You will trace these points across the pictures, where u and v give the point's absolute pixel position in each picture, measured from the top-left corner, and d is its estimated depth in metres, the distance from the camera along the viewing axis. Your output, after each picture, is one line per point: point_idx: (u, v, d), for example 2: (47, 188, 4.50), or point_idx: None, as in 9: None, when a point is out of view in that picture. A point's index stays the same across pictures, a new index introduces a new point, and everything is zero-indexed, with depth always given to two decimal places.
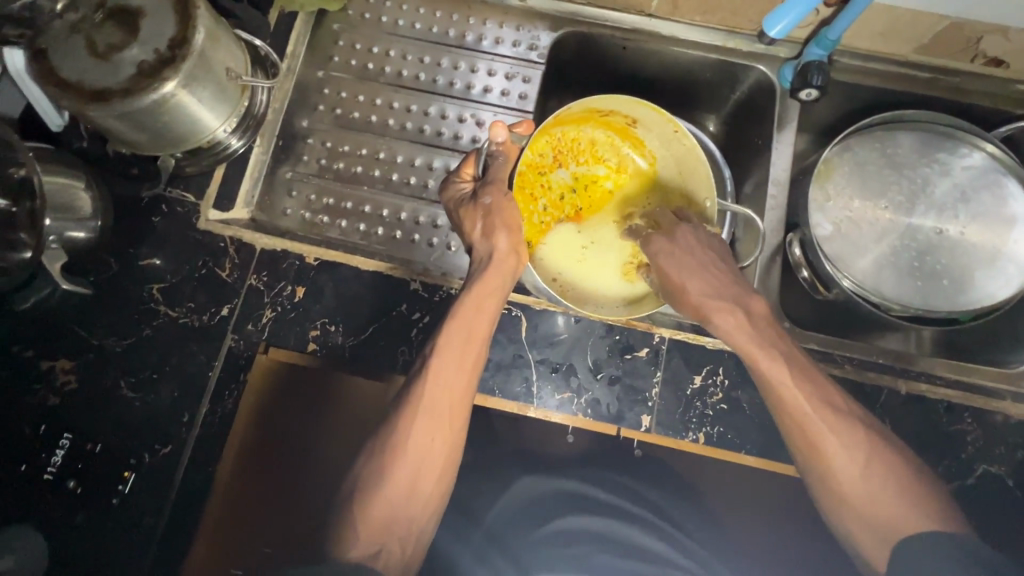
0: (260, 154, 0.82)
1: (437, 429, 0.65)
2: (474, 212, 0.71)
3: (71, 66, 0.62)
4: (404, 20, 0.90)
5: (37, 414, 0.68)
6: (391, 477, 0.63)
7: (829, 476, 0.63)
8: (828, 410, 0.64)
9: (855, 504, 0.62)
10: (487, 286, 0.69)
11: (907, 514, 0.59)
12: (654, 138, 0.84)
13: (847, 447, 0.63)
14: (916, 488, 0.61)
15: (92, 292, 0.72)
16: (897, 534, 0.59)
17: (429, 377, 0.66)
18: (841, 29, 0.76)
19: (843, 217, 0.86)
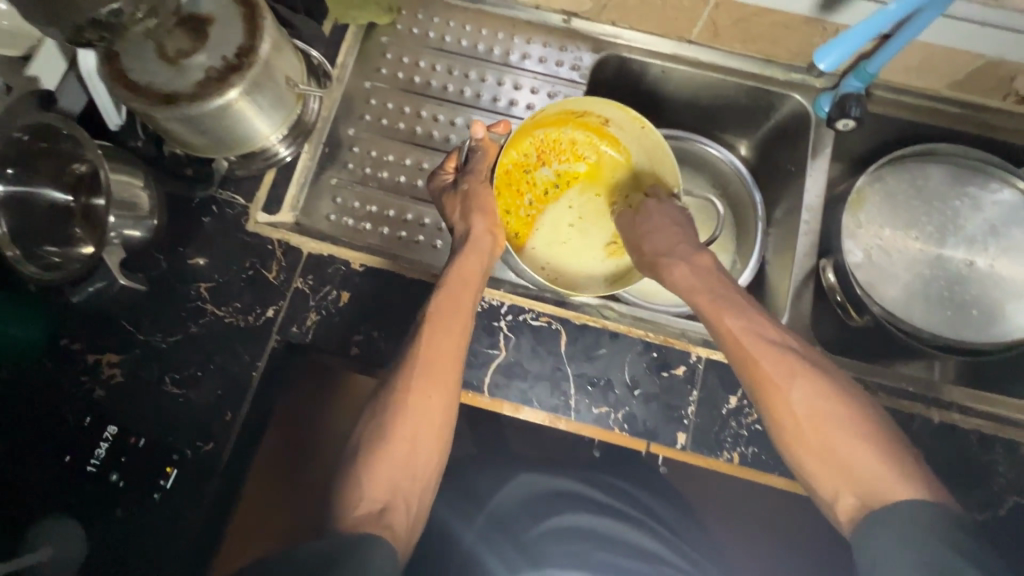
0: (306, 161, 0.84)
1: (433, 388, 0.67)
2: (455, 197, 0.78)
3: (141, 69, 0.64)
4: (450, 36, 0.92)
5: (84, 405, 0.70)
6: (395, 434, 0.65)
7: (783, 422, 0.64)
8: (773, 351, 0.66)
9: (830, 462, 0.60)
10: (472, 261, 0.73)
11: (860, 449, 0.59)
12: (628, 136, 0.86)
13: (798, 386, 0.64)
14: (869, 423, 0.61)
15: (147, 288, 0.73)
16: (876, 492, 0.57)
17: (422, 337, 0.69)
18: (881, 63, 0.78)
19: (874, 244, 0.88)
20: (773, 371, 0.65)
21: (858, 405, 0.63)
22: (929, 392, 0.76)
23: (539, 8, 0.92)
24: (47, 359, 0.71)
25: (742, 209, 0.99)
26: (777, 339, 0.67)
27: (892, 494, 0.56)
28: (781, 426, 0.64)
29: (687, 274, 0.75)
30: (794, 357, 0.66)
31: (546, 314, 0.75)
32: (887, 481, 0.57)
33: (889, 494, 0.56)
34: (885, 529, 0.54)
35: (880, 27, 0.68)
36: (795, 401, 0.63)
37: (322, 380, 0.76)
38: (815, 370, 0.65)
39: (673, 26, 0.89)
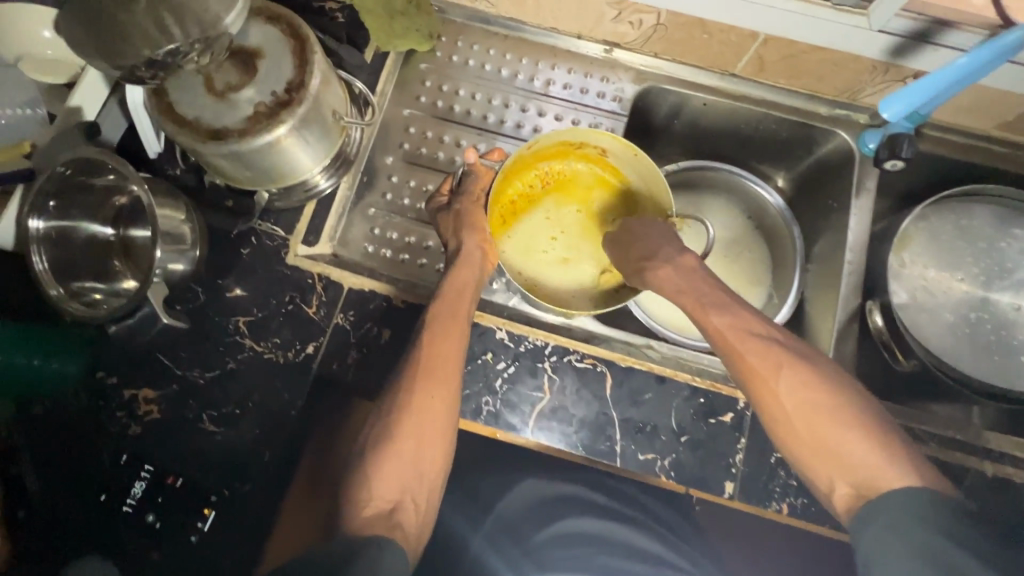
0: (345, 190, 0.83)
1: (436, 388, 0.66)
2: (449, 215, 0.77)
3: (190, 104, 0.63)
4: (490, 65, 0.91)
5: (121, 442, 0.68)
6: (402, 431, 0.64)
7: (776, 417, 0.64)
8: (762, 344, 0.67)
9: (823, 455, 0.60)
10: (469, 268, 0.73)
11: (850, 438, 0.59)
12: (626, 166, 0.84)
13: (788, 379, 0.64)
14: (863, 414, 0.61)
15: (187, 327, 0.72)
16: (870, 481, 0.56)
17: (425, 335, 0.68)
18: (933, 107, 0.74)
19: (918, 285, 0.86)
20: (764, 366, 0.65)
21: (850, 395, 0.62)
22: (966, 437, 0.76)
23: (581, 37, 0.90)
24: (82, 392, 0.69)
25: (780, 243, 0.97)
26: (762, 333, 0.68)
27: (882, 482, 0.56)
28: (775, 420, 0.64)
29: (677, 276, 0.75)
30: (782, 350, 0.66)
31: (591, 355, 0.73)
32: (878, 470, 0.56)
33: (881, 482, 0.56)
34: (875, 521, 0.54)
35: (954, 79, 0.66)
36: (785, 395, 0.63)
37: (331, 398, 0.71)
38: (804, 362, 0.65)
39: (717, 60, 0.87)
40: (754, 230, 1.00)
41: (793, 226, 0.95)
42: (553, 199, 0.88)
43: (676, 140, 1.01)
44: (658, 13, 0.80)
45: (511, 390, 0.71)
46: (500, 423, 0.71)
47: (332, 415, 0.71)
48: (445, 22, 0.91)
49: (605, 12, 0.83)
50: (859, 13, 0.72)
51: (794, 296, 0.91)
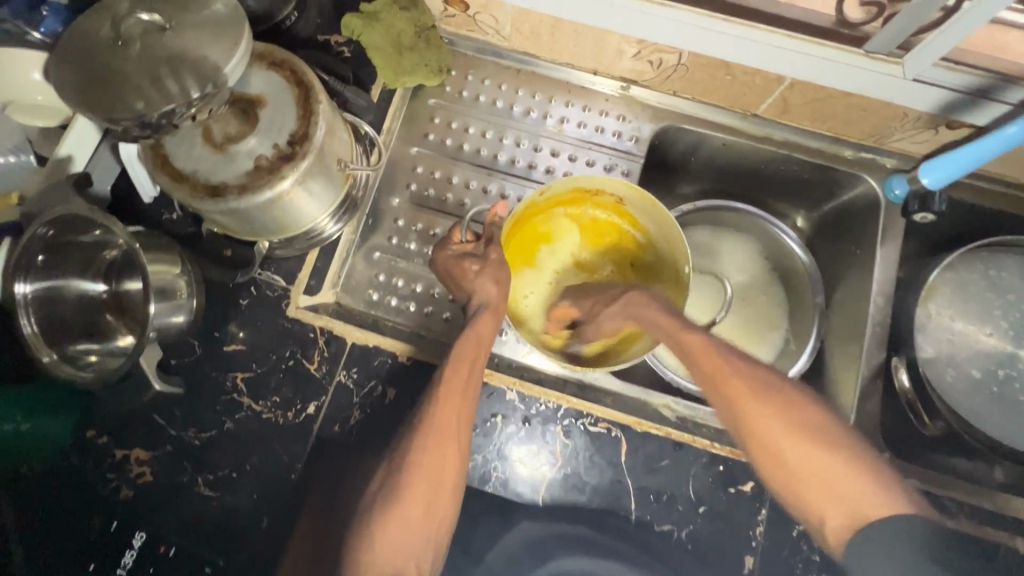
0: (349, 234, 0.79)
1: (450, 448, 0.63)
2: (474, 264, 0.72)
3: (186, 157, 0.60)
4: (502, 101, 0.87)
5: (111, 506, 0.65)
6: (405, 491, 0.61)
7: (763, 449, 0.59)
8: (741, 368, 0.63)
9: (811, 482, 0.57)
10: (489, 320, 0.70)
11: (840, 465, 0.56)
12: (646, 216, 0.80)
13: (772, 406, 0.60)
14: (847, 437, 0.58)
15: (183, 390, 0.69)
16: (864, 510, 0.53)
17: (439, 393, 0.64)
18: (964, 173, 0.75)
19: (945, 339, 0.82)
20: (746, 393, 0.61)
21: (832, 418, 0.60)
22: (982, 503, 0.75)
23: (597, 73, 0.86)
24: (72, 453, 0.66)
25: (798, 287, 0.93)
26: (736, 354, 0.64)
27: (875, 511, 0.53)
28: (762, 453, 0.60)
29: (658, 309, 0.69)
30: (763, 374, 0.62)
31: (605, 419, 0.70)
32: (871, 499, 0.54)
33: (876, 511, 0.53)
34: (875, 555, 0.51)
35: (1004, 147, 0.70)
36: (774, 423, 0.59)
37: (334, 459, 0.69)
38: (785, 386, 0.62)
39: (739, 101, 0.83)
40: (770, 270, 0.96)
41: (812, 270, 0.91)
42: (569, 246, 0.85)
43: (692, 176, 0.97)
44: (680, 53, 0.76)
45: (521, 456, 0.69)
46: (509, 490, 0.69)
47: (333, 479, 0.68)
48: (454, 55, 0.87)
49: (624, 50, 0.79)
50: (893, 62, 0.67)
51: (814, 346, 0.87)
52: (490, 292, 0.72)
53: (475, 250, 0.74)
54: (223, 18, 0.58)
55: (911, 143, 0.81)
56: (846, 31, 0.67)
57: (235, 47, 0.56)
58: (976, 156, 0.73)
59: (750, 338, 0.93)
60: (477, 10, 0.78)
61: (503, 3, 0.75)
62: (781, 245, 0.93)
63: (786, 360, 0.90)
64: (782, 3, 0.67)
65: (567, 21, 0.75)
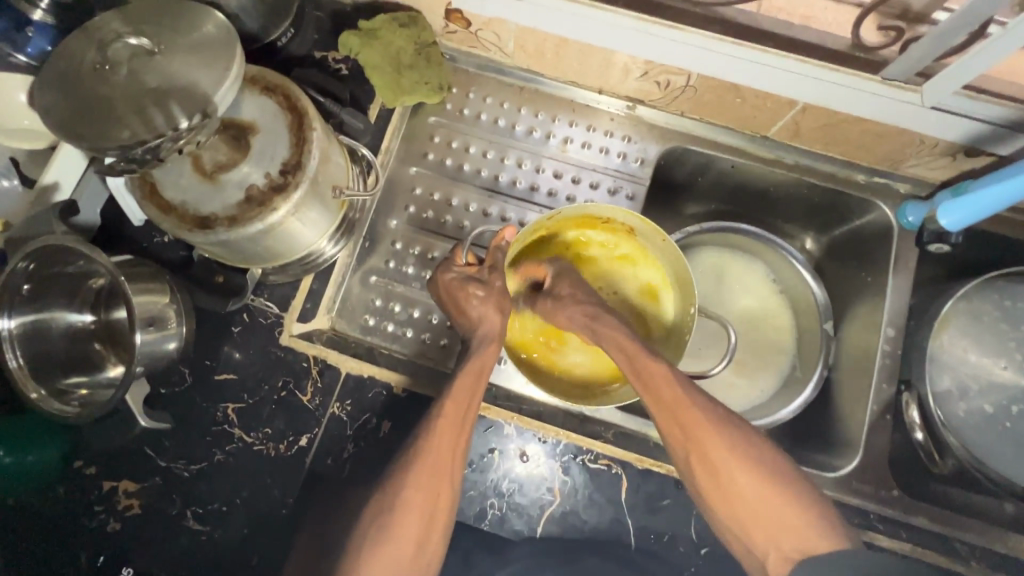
0: (345, 258, 0.77)
1: (440, 483, 0.61)
2: (479, 290, 0.70)
3: (175, 186, 0.58)
4: (504, 120, 0.85)
5: (99, 540, 0.64)
6: (392, 532, 0.59)
7: (713, 481, 0.61)
8: (700, 401, 0.64)
9: (754, 517, 0.59)
10: (491, 352, 0.69)
11: (783, 501, 0.59)
12: (651, 243, 0.78)
13: (725, 441, 0.62)
14: (787, 473, 0.61)
15: (172, 425, 0.67)
16: (801, 547, 0.56)
17: (437, 428, 0.62)
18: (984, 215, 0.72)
19: (959, 374, 0.77)
20: (703, 426, 0.62)
21: (775, 456, 0.63)
22: (993, 545, 0.72)
23: (602, 92, 0.83)
24: (57, 485, 0.64)
25: (806, 313, 0.90)
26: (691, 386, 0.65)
27: (812, 545, 0.56)
28: (712, 485, 0.62)
29: (620, 340, 0.68)
30: (718, 409, 0.64)
31: (606, 456, 0.69)
32: (809, 534, 0.57)
33: (813, 545, 0.56)
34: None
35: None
36: (726, 458, 0.61)
37: (326, 493, 0.67)
38: (737, 423, 0.64)
39: (748, 124, 0.80)
40: (776, 291, 0.93)
41: (819, 291, 0.87)
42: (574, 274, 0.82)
43: (698, 197, 0.94)
44: (689, 75, 0.73)
45: (519, 493, 0.68)
46: (505, 528, 0.67)
47: (323, 516, 0.66)
48: (456, 71, 0.85)
49: (631, 70, 0.76)
50: (912, 88, 0.64)
51: (821, 374, 0.84)
52: (493, 322, 0.70)
53: (479, 275, 0.72)
54: (214, 41, 0.55)
55: (927, 169, 0.79)
56: (860, 54, 0.63)
57: (225, 73, 0.54)
58: (1001, 199, 0.69)
59: (753, 364, 0.90)
60: (479, 27, 0.76)
61: (506, 21, 0.73)
62: (785, 262, 0.90)
63: (792, 387, 0.88)
64: (795, 24, 0.64)
65: (571, 40, 0.73)
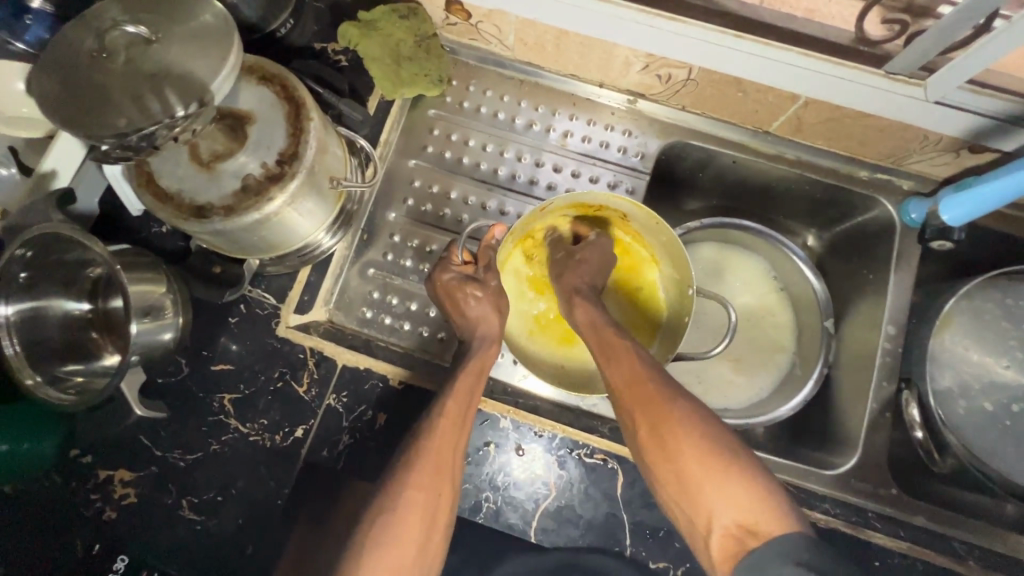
0: (344, 250, 0.77)
1: (442, 480, 0.59)
2: (477, 290, 0.71)
3: (172, 174, 0.58)
4: (504, 113, 0.85)
5: (95, 529, 0.64)
6: (393, 533, 0.56)
7: (660, 456, 0.60)
8: (654, 377, 0.63)
9: (701, 497, 0.57)
10: (491, 353, 0.69)
11: (732, 482, 0.56)
12: (647, 232, 0.79)
13: (678, 418, 0.60)
14: (744, 457, 0.58)
15: (167, 414, 0.67)
16: (751, 531, 0.53)
17: (437, 426, 0.61)
18: (985, 210, 0.71)
19: (961, 373, 0.76)
20: (656, 401, 0.62)
21: (736, 440, 0.60)
22: (993, 546, 0.72)
23: (603, 86, 0.83)
24: (56, 474, 0.64)
25: (806, 310, 0.89)
26: (648, 364, 0.65)
27: (761, 528, 0.52)
28: (660, 464, 0.60)
29: (590, 315, 0.71)
30: (674, 388, 0.63)
31: (602, 451, 0.69)
32: (759, 518, 0.53)
33: (763, 528, 0.52)
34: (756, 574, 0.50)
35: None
36: (677, 435, 0.59)
37: (320, 484, 0.67)
38: (695, 403, 0.62)
39: (750, 118, 0.79)
40: (777, 288, 0.92)
41: (818, 288, 0.87)
42: None
43: (699, 192, 0.93)
44: (690, 68, 0.72)
45: (514, 487, 0.68)
46: (500, 521, 0.67)
47: (319, 506, 0.66)
48: (456, 63, 0.85)
49: (632, 63, 0.75)
50: (915, 82, 0.63)
51: (820, 371, 0.83)
52: (492, 324, 0.71)
53: (475, 274, 0.73)
54: (212, 29, 0.55)
55: (930, 165, 0.78)
56: (864, 48, 0.62)
57: (223, 62, 0.54)
58: (1002, 194, 0.68)
59: (752, 360, 0.90)
60: (479, 19, 0.75)
61: (506, 13, 0.72)
62: (784, 258, 0.90)
63: (791, 384, 0.87)
64: (799, 18, 0.62)
65: (572, 33, 0.72)
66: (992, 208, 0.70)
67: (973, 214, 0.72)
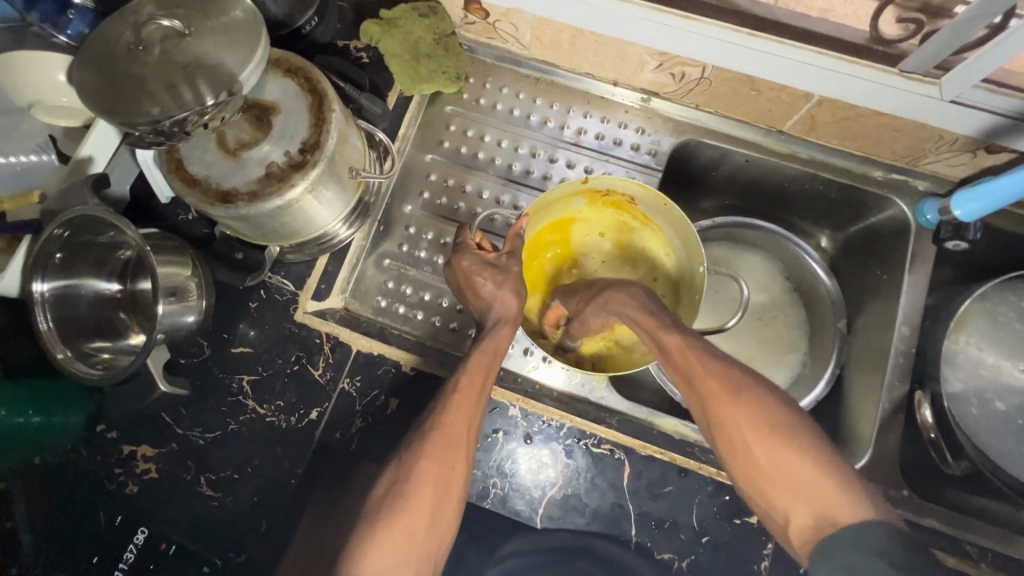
0: (361, 240, 0.79)
1: (457, 452, 0.61)
2: (496, 276, 0.71)
3: (199, 160, 0.60)
4: (519, 110, 0.86)
5: (116, 500, 0.66)
6: (408, 501, 0.58)
7: (730, 445, 0.60)
8: (718, 366, 0.63)
9: (775, 483, 0.56)
10: (504, 335, 0.70)
11: (808, 469, 0.55)
12: (656, 216, 0.81)
13: (744, 407, 0.59)
14: (819, 444, 0.57)
15: (188, 391, 0.69)
16: (831, 518, 0.52)
17: (452, 402, 0.63)
18: (996, 206, 0.71)
19: (976, 375, 0.75)
20: (720, 391, 0.61)
21: (806, 426, 0.58)
22: (1008, 551, 0.70)
23: (617, 84, 0.84)
24: (81, 447, 0.67)
25: (819, 310, 0.89)
26: (710, 352, 0.64)
27: (842, 515, 0.52)
28: (730, 450, 0.60)
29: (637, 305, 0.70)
30: (739, 374, 0.62)
31: (609, 441, 0.70)
32: (839, 505, 0.53)
33: (842, 514, 0.52)
34: (828, 562, 0.50)
35: None
36: (745, 426, 0.58)
37: (338, 467, 0.69)
38: (758, 387, 0.61)
39: (763, 118, 0.80)
40: (790, 289, 0.92)
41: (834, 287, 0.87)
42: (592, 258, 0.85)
43: (712, 191, 0.94)
44: (703, 67, 0.73)
45: (521, 474, 0.69)
46: (507, 507, 0.68)
47: (329, 488, 0.68)
48: (473, 61, 0.87)
49: (646, 62, 0.76)
50: (929, 81, 0.63)
51: (832, 371, 0.83)
52: (508, 304, 0.72)
53: (495, 260, 0.72)
54: (240, 23, 0.57)
55: (946, 165, 0.77)
56: (879, 47, 0.63)
57: (250, 55, 0.56)
58: (1015, 189, 0.68)
59: (764, 360, 0.89)
60: (496, 18, 0.77)
61: (523, 12, 0.74)
62: (798, 256, 0.90)
63: (801, 385, 0.87)
64: (812, 17, 0.63)
65: (587, 31, 0.73)
66: (1007, 202, 0.69)
67: (983, 212, 0.72)
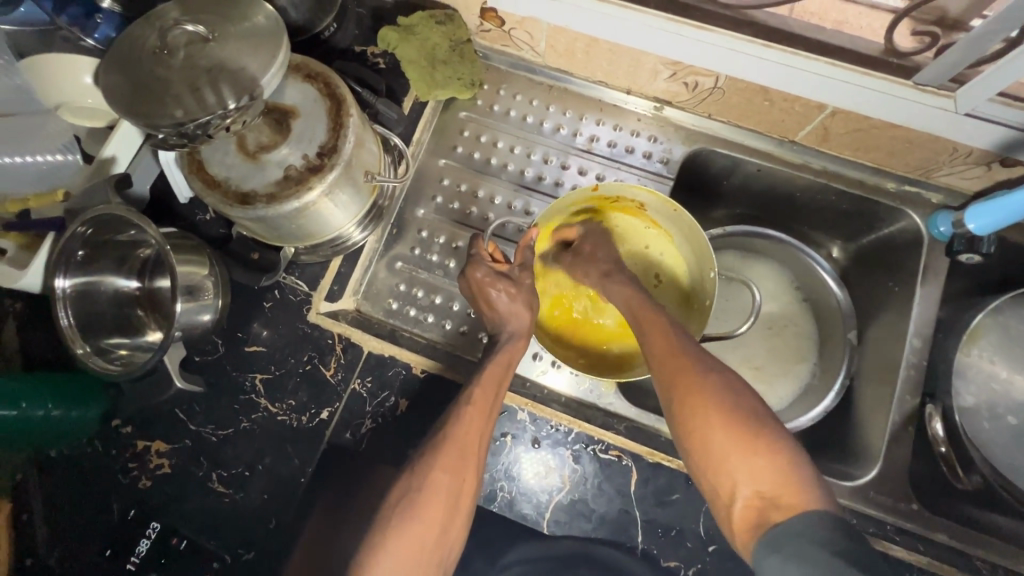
0: (374, 243, 0.80)
1: (470, 465, 0.61)
2: (509, 287, 0.72)
3: (220, 162, 0.61)
4: (533, 117, 0.87)
5: (130, 494, 0.68)
6: (420, 511, 0.58)
7: (688, 424, 0.60)
8: (690, 351, 0.64)
9: (727, 465, 0.56)
10: (519, 348, 0.71)
11: (760, 453, 0.55)
12: (666, 222, 0.82)
13: (707, 388, 0.60)
14: (777, 435, 0.57)
15: (202, 389, 0.70)
16: (778, 502, 0.51)
17: (466, 413, 0.63)
18: (1010, 220, 0.70)
19: (987, 389, 0.75)
20: (688, 371, 0.62)
21: (766, 418, 0.58)
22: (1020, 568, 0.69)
23: (630, 93, 0.84)
24: (96, 441, 0.68)
25: (829, 320, 0.89)
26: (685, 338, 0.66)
27: (788, 501, 0.51)
28: (688, 429, 0.60)
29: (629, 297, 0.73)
30: (708, 361, 0.63)
31: (617, 447, 0.70)
32: (787, 491, 0.52)
33: (788, 499, 0.51)
34: (772, 549, 0.48)
35: None
36: (707, 412, 0.59)
37: (348, 468, 0.69)
38: (727, 375, 0.62)
39: (776, 128, 0.80)
40: (800, 298, 0.92)
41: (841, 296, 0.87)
42: None
43: (724, 200, 0.94)
44: (717, 77, 0.73)
45: (528, 478, 0.69)
46: (514, 511, 0.69)
47: (339, 487, 0.68)
48: (488, 69, 0.88)
49: (660, 71, 0.77)
50: (944, 95, 0.63)
51: (842, 381, 0.83)
52: (520, 317, 0.73)
53: (508, 272, 0.74)
54: (264, 29, 0.59)
55: (960, 178, 0.77)
56: (894, 58, 0.62)
57: (272, 59, 0.57)
58: None
59: (773, 370, 0.89)
60: (511, 26, 0.78)
61: (538, 21, 0.75)
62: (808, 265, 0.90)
63: (810, 396, 0.87)
64: (827, 29, 0.63)
65: (602, 40, 0.74)
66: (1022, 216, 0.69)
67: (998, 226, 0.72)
